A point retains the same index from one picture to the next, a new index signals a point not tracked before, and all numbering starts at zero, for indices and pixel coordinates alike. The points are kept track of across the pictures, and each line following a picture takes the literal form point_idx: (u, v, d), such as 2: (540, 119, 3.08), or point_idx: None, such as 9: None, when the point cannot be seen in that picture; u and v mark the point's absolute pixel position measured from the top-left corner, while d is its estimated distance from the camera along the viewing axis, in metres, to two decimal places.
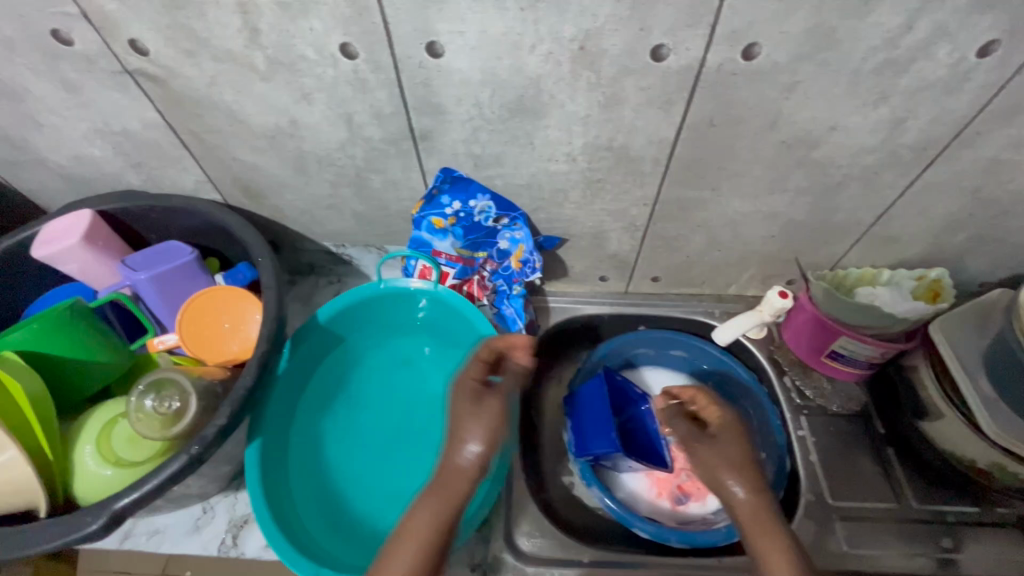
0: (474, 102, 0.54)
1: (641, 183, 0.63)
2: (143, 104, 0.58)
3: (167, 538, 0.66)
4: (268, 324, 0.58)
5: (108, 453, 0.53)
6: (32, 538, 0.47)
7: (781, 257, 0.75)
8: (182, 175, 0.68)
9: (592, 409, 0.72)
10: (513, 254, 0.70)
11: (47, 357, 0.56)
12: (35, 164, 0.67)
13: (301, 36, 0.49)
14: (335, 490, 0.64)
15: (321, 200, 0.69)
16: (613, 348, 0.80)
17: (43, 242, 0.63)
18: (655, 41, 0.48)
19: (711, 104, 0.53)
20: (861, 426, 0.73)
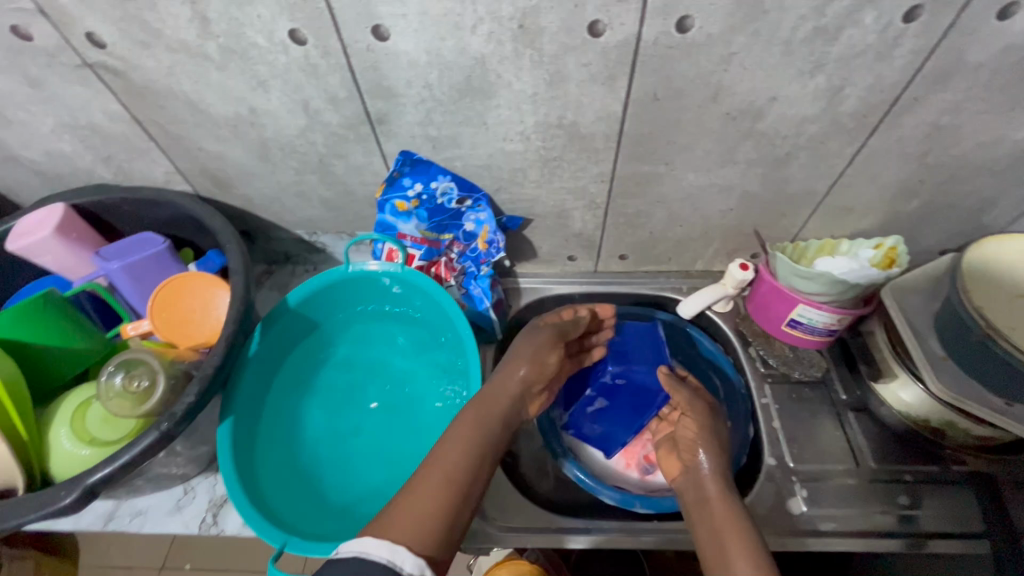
0: (424, 85, 0.56)
1: (596, 160, 0.65)
2: (106, 96, 0.59)
3: (149, 519, 0.68)
4: (236, 306, 0.60)
5: (84, 434, 0.55)
6: (9, 513, 0.49)
7: (741, 230, 0.76)
8: (152, 168, 0.70)
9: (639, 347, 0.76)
10: (479, 236, 0.72)
11: (21, 344, 0.58)
12: (9, 160, 0.69)
13: (249, 24, 0.51)
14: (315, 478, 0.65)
15: (288, 188, 0.71)
16: None
17: (18, 235, 0.65)
18: (590, 17, 0.49)
19: (652, 78, 0.54)
20: (823, 391, 0.75)
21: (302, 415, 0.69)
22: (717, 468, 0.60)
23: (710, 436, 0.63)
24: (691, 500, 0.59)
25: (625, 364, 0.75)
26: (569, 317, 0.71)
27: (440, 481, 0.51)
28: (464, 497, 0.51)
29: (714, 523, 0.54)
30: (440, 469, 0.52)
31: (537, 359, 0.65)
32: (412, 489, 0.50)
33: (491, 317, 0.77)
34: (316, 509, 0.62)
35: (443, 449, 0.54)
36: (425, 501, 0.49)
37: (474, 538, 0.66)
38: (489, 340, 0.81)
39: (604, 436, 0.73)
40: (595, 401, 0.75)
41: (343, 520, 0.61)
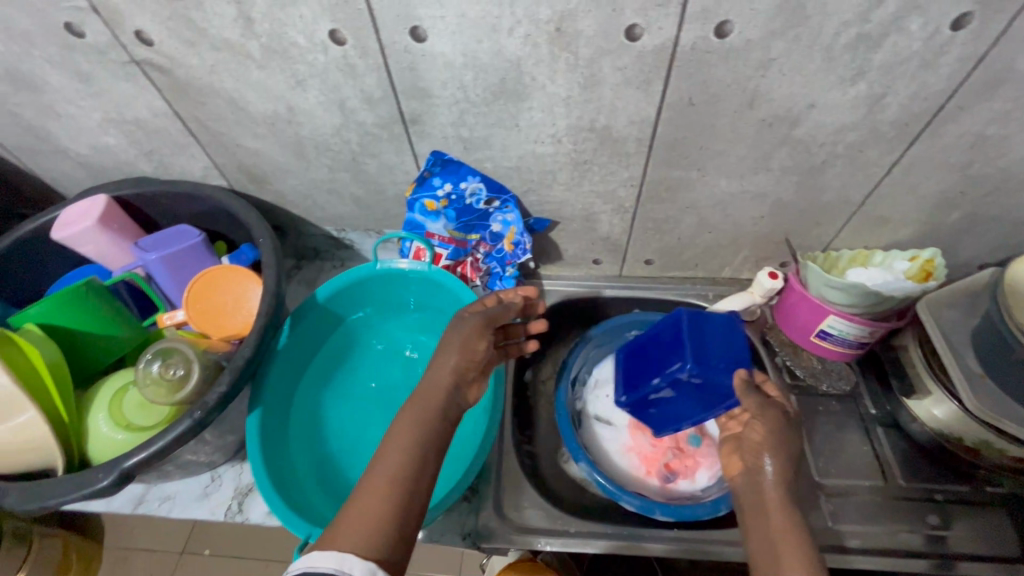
0: (458, 86, 0.57)
1: (627, 164, 0.65)
2: (151, 92, 0.61)
3: (177, 504, 0.69)
4: (268, 299, 0.61)
5: (120, 419, 0.57)
6: (49, 492, 0.50)
7: (772, 238, 0.75)
8: (191, 162, 0.72)
9: (716, 339, 0.65)
10: (505, 237, 0.73)
11: (62, 330, 0.60)
12: (57, 153, 0.71)
13: (291, 24, 0.52)
14: (344, 474, 0.66)
15: (320, 184, 0.73)
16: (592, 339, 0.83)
17: (62, 224, 0.67)
18: (628, 21, 0.49)
19: (687, 83, 0.54)
20: (850, 406, 0.74)
21: (329, 408, 0.70)
22: (782, 475, 0.52)
23: (781, 441, 0.54)
24: (748, 507, 0.53)
25: (704, 362, 0.63)
26: (495, 303, 0.63)
27: (385, 485, 0.48)
28: (409, 497, 0.48)
29: (771, 546, 0.48)
30: (383, 475, 0.48)
31: (466, 349, 0.57)
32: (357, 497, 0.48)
33: None
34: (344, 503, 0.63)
35: (383, 452, 0.50)
36: (371, 511, 0.46)
37: (493, 538, 0.65)
38: None
39: (662, 418, 0.72)
40: (661, 391, 0.67)
41: None
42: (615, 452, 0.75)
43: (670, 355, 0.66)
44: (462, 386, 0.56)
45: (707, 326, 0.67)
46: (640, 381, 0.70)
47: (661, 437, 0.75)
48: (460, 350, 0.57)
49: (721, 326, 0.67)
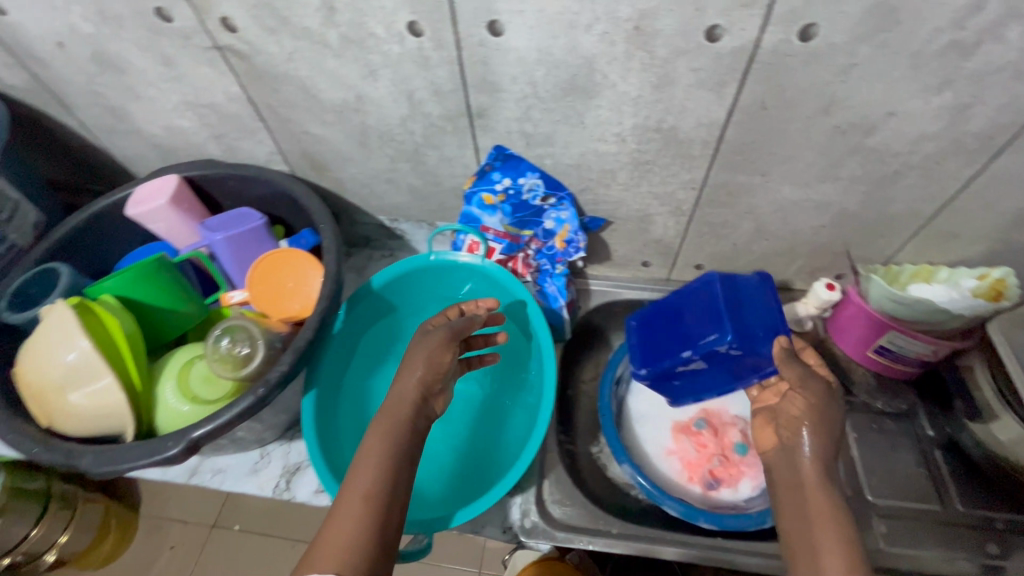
0: (528, 81, 0.57)
1: (689, 166, 0.64)
2: (228, 78, 0.63)
3: (228, 477, 0.72)
4: (329, 283, 0.63)
5: (187, 391, 0.59)
6: (121, 456, 0.52)
7: (831, 248, 0.74)
8: (257, 147, 0.74)
9: (752, 307, 0.62)
10: (558, 234, 0.73)
11: (134, 302, 0.63)
12: (132, 133, 0.74)
13: (371, 15, 0.53)
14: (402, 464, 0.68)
15: (380, 174, 0.74)
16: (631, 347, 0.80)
17: (136, 202, 0.70)
18: (709, 21, 0.48)
19: (763, 87, 0.53)
20: (907, 426, 0.72)
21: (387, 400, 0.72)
22: (821, 454, 0.50)
23: (822, 415, 0.52)
24: (785, 481, 0.52)
25: (744, 336, 0.60)
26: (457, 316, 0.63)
27: (360, 501, 0.48)
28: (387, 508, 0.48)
29: (807, 524, 0.48)
30: (357, 490, 0.49)
31: (432, 363, 0.56)
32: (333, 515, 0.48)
33: (564, 317, 0.78)
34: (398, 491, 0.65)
35: (354, 469, 0.51)
36: (346, 526, 0.47)
37: (535, 533, 0.65)
38: (557, 340, 0.82)
39: (684, 388, 0.69)
40: (691, 364, 0.64)
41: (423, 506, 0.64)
42: (658, 457, 0.75)
43: (703, 325, 0.63)
44: (430, 399, 0.56)
45: (739, 291, 0.63)
46: (663, 352, 0.66)
47: (705, 443, 0.76)
48: (427, 364, 0.56)
49: (755, 289, 0.64)
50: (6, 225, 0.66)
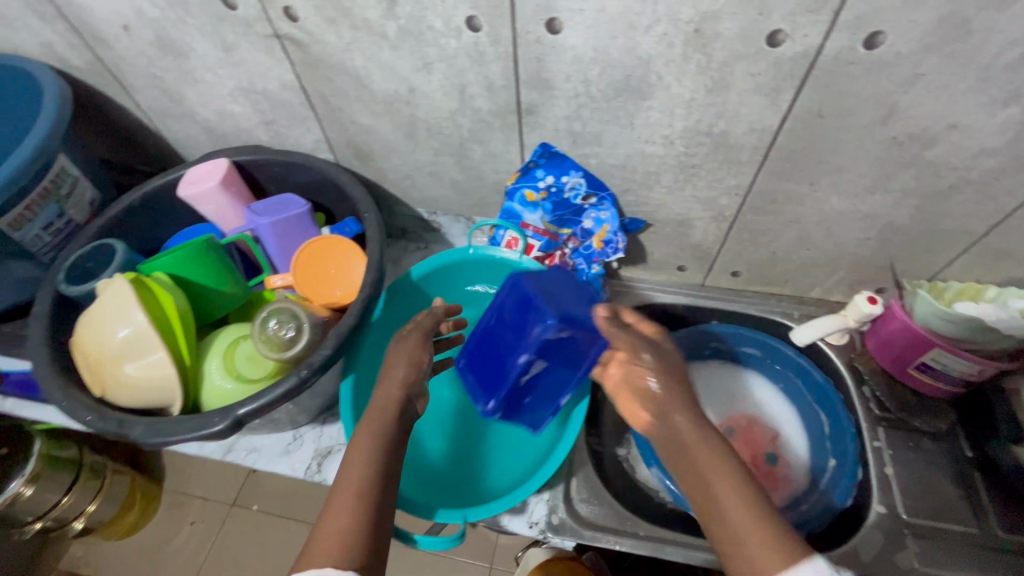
0: (581, 79, 0.57)
1: (736, 172, 0.64)
2: (284, 66, 0.65)
3: (262, 456, 0.73)
4: (371, 271, 0.63)
5: (231, 369, 0.60)
6: (169, 429, 0.54)
7: (875, 261, 0.72)
8: (305, 135, 0.75)
9: (562, 291, 0.59)
10: (596, 234, 0.73)
11: (184, 280, 0.64)
12: (185, 116, 0.76)
13: (432, 8, 0.53)
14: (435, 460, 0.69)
15: (423, 166, 0.75)
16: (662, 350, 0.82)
17: (187, 183, 0.71)
18: (773, 26, 0.48)
19: (821, 95, 0.53)
20: (945, 445, 0.71)
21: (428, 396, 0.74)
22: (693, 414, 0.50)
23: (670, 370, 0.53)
24: (674, 456, 0.51)
25: (566, 316, 0.55)
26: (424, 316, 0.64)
27: (352, 498, 0.48)
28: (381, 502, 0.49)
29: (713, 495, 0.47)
30: (350, 488, 0.49)
31: (411, 361, 0.59)
32: (327, 512, 0.48)
33: None
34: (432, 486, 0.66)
35: (344, 467, 0.51)
36: (339, 521, 0.47)
37: (563, 530, 0.65)
38: None
39: (537, 403, 0.65)
40: (531, 369, 0.60)
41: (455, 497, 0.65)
42: None
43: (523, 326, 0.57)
44: (413, 399, 0.57)
45: (544, 279, 0.60)
46: (499, 376, 0.62)
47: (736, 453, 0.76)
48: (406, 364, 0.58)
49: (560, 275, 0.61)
50: (66, 200, 0.68)
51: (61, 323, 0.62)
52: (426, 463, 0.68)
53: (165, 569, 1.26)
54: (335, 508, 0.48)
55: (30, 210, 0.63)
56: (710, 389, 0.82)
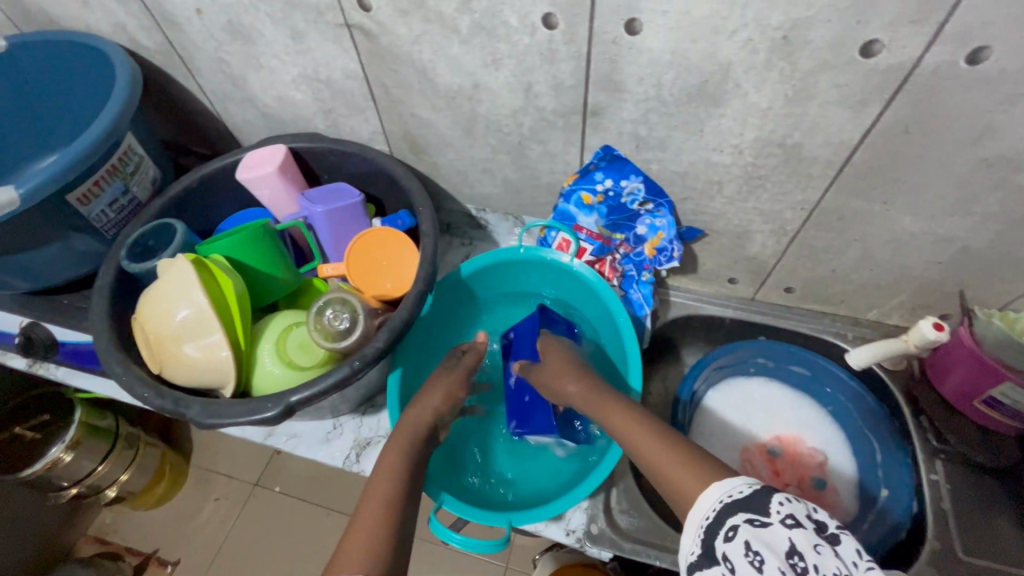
0: (654, 83, 0.56)
1: (804, 186, 0.62)
2: (350, 55, 0.65)
3: (302, 442, 0.73)
4: (425, 266, 0.63)
5: (284, 356, 0.61)
6: (223, 412, 0.54)
7: (943, 287, 0.69)
8: (362, 125, 0.75)
9: None
10: (649, 241, 0.72)
11: (240, 263, 0.65)
12: (245, 101, 0.77)
13: (509, 4, 0.53)
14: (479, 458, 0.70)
15: (478, 163, 0.74)
16: (706, 365, 0.80)
17: (246, 167, 0.72)
18: (869, 36, 0.46)
19: (910, 110, 0.50)
20: (1008, 485, 0.67)
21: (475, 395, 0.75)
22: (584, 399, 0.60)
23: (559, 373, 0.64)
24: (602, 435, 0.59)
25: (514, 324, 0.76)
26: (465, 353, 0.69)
27: (381, 508, 0.50)
28: (405, 511, 0.50)
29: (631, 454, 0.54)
30: (379, 495, 0.51)
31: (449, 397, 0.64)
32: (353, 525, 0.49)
33: (646, 325, 0.77)
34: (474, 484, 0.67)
35: (375, 477, 0.53)
36: (368, 525, 0.48)
37: (602, 540, 0.64)
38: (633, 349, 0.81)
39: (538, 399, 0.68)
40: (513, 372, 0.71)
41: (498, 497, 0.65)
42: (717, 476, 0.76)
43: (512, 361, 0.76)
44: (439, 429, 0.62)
45: None
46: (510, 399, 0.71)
47: (781, 474, 0.75)
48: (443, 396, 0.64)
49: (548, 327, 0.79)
50: (131, 178, 0.69)
51: (121, 298, 0.63)
52: (465, 456, 0.70)
53: (190, 542, 1.29)
54: (360, 513, 0.50)
55: (98, 186, 0.65)
56: (754, 404, 0.81)
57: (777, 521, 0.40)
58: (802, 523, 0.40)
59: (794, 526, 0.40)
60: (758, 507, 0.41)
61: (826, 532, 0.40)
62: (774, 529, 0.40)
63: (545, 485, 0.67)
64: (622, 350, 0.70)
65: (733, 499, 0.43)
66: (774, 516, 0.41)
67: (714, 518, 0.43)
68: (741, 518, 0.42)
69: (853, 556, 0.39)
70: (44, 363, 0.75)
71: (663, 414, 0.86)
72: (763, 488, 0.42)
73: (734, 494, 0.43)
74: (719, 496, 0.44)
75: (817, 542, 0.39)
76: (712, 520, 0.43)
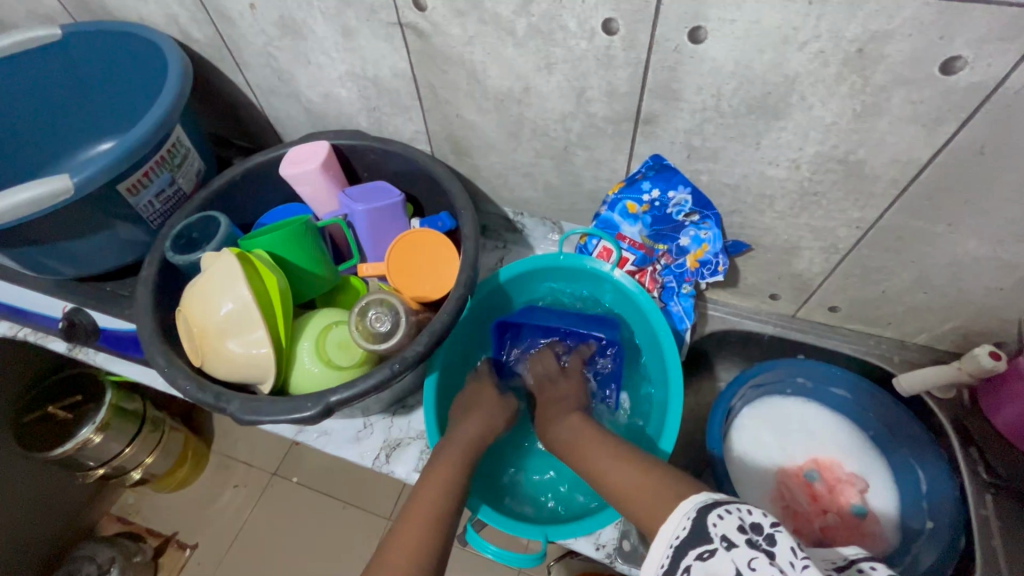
0: (713, 93, 0.54)
1: (862, 205, 0.59)
2: (400, 54, 0.64)
3: (332, 440, 0.73)
4: (467, 269, 0.61)
5: (323, 354, 0.61)
6: (263, 408, 0.54)
7: (1002, 314, 0.66)
8: (405, 124, 0.75)
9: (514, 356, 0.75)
10: (692, 253, 0.70)
11: (280, 259, 0.65)
12: (290, 96, 0.77)
13: (569, 8, 0.51)
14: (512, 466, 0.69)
15: (520, 166, 0.73)
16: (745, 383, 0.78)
17: (290, 162, 0.72)
18: (951, 52, 0.44)
19: (988, 130, 0.48)
20: None
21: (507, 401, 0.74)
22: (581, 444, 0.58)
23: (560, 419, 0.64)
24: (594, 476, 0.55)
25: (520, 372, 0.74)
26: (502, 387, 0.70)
27: (425, 521, 0.50)
28: (444, 529, 0.50)
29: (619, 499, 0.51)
30: (426, 510, 0.51)
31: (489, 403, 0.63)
32: (393, 539, 0.49)
33: (685, 338, 0.75)
34: (507, 491, 0.66)
35: (419, 488, 0.54)
36: (410, 539, 0.48)
37: (634, 558, 0.62)
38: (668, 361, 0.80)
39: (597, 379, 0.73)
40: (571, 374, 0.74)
41: (532, 507, 0.65)
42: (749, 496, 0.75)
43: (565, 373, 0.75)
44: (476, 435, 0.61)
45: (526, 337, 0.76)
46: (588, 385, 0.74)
47: (819, 499, 0.73)
48: None
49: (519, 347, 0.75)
50: (177, 170, 0.69)
51: (163, 288, 0.64)
52: (497, 463, 0.69)
53: (208, 528, 1.30)
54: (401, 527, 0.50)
55: (147, 177, 0.65)
56: (790, 424, 0.79)
57: (717, 546, 0.41)
58: (737, 542, 0.41)
59: (732, 547, 0.41)
60: (700, 536, 0.42)
61: (764, 534, 0.41)
62: (718, 556, 0.40)
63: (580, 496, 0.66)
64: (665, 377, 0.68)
65: (680, 539, 0.43)
66: (715, 540, 0.41)
67: (669, 563, 0.43)
68: (691, 556, 0.42)
69: (789, 554, 0.40)
70: (84, 348, 0.76)
71: (695, 429, 0.84)
72: (698, 516, 0.43)
73: (678, 534, 0.43)
74: (668, 541, 0.43)
75: (752, 555, 0.40)
76: (668, 567, 0.43)
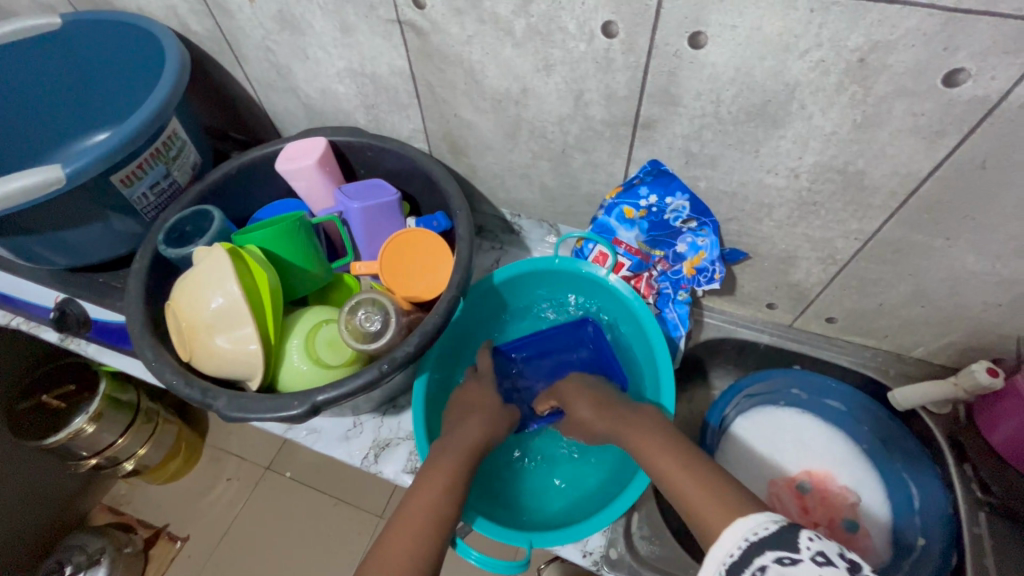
0: (713, 99, 0.53)
1: (861, 216, 0.59)
2: (398, 52, 0.63)
3: (321, 438, 0.72)
4: (460, 270, 0.61)
5: (312, 352, 0.60)
6: (250, 405, 0.53)
7: (999, 330, 0.65)
8: (403, 122, 0.74)
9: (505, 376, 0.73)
10: (689, 260, 0.69)
11: (272, 255, 0.64)
12: (288, 91, 0.76)
13: (569, 9, 0.51)
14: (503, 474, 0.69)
15: (516, 168, 0.73)
16: (739, 394, 0.77)
17: (286, 158, 0.71)
18: (954, 64, 0.43)
19: (990, 145, 0.47)
20: None
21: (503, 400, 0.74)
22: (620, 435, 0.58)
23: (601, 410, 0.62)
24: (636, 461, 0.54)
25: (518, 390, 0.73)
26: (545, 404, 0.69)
27: (410, 532, 0.49)
28: (432, 535, 0.49)
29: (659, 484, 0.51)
30: (415, 518, 0.50)
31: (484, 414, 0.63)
32: (379, 545, 0.48)
33: (679, 345, 0.75)
34: (497, 498, 0.66)
35: (409, 493, 0.53)
36: (404, 545, 0.47)
37: (620, 566, 0.62)
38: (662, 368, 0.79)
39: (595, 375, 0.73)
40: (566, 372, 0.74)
41: (522, 515, 0.64)
42: None
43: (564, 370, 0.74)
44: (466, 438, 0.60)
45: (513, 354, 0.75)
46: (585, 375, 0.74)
47: (813, 511, 0.73)
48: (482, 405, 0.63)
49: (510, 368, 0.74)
50: (172, 162, 0.69)
51: (154, 281, 0.63)
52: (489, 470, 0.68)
53: (199, 520, 1.30)
54: (389, 534, 0.49)
55: (141, 169, 0.65)
56: (782, 435, 0.78)
57: (807, 558, 0.39)
58: (834, 562, 0.38)
59: (825, 564, 0.38)
60: (788, 544, 0.40)
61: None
62: (804, 567, 0.38)
63: (572, 505, 0.65)
64: (657, 382, 0.67)
65: (760, 537, 0.41)
66: (803, 552, 0.39)
67: (740, 554, 0.41)
68: (770, 556, 0.40)
69: None
70: (76, 338, 0.77)
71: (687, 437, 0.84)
72: (791, 525, 0.41)
73: (760, 530, 0.41)
74: (744, 534, 0.41)
75: None
76: (735, 559, 0.41)
